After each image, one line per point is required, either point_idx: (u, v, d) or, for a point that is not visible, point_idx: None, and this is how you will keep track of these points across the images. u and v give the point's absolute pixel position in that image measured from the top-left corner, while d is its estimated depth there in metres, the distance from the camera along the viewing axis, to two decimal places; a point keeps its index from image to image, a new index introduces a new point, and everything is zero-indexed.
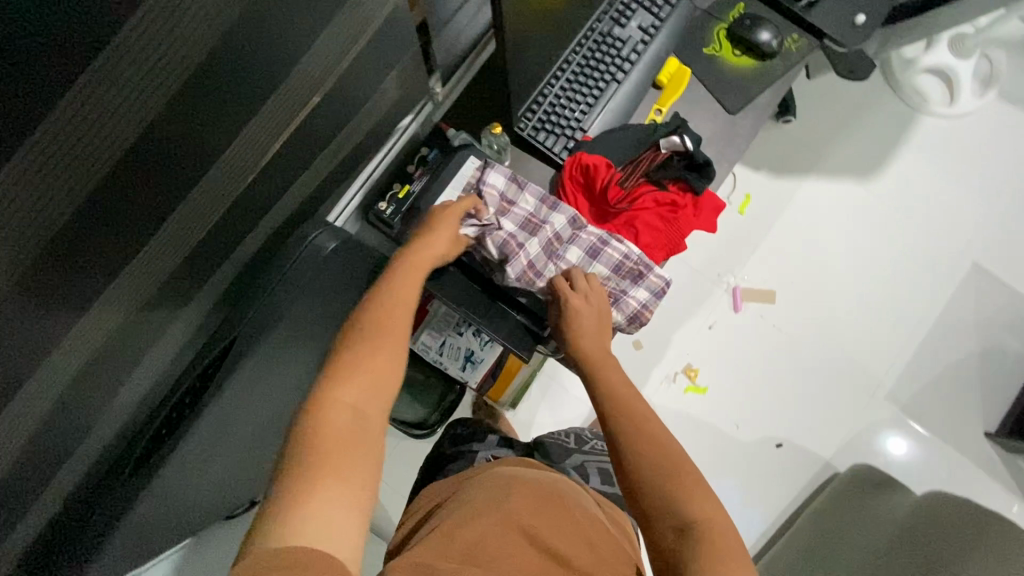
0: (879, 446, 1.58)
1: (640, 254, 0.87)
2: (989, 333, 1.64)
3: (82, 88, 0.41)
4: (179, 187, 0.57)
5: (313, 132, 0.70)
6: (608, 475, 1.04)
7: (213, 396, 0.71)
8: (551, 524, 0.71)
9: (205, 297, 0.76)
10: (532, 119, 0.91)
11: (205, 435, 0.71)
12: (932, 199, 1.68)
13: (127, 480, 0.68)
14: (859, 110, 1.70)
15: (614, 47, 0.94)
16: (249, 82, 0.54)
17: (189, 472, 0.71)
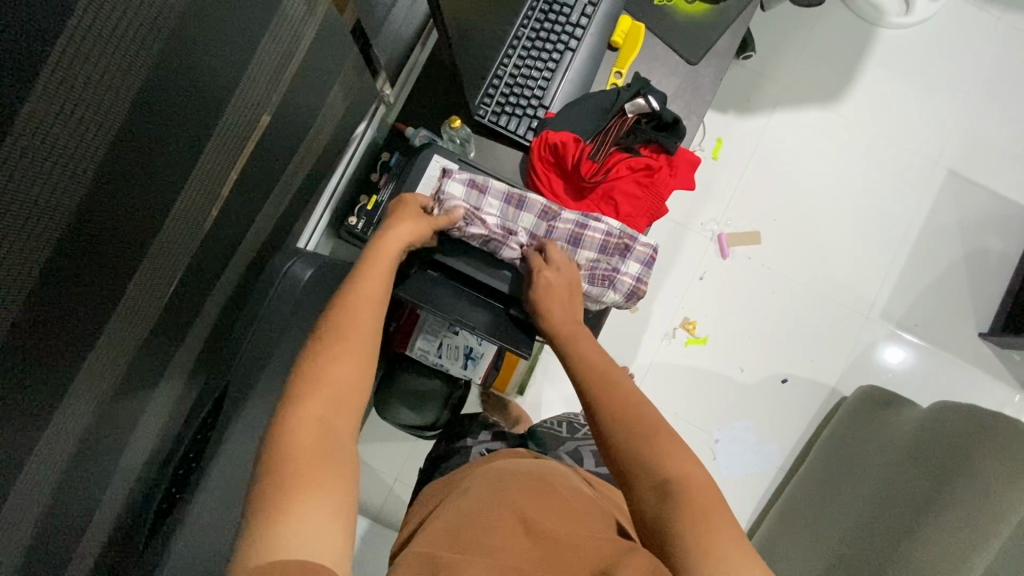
0: (882, 364, 1.61)
1: (622, 228, 0.85)
2: (973, 235, 1.65)
3: (13, 165, 0.36)
4: (128, 259, 0.52)
5: (268, 157, 0.67)
6: (600, 457, 1.07)
7: (218, 444, 0.67)
8: (545, 502, 0.71)
9: (190, 350, 0.72)
10: (490, 105, 0.87)
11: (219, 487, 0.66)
12: (901, 112, 1.67)
13: (149, 546, 0.64)
14: (818, 33, 1.67)
15: (562, 14, 0.89)
16: (193, 106, 0.50)
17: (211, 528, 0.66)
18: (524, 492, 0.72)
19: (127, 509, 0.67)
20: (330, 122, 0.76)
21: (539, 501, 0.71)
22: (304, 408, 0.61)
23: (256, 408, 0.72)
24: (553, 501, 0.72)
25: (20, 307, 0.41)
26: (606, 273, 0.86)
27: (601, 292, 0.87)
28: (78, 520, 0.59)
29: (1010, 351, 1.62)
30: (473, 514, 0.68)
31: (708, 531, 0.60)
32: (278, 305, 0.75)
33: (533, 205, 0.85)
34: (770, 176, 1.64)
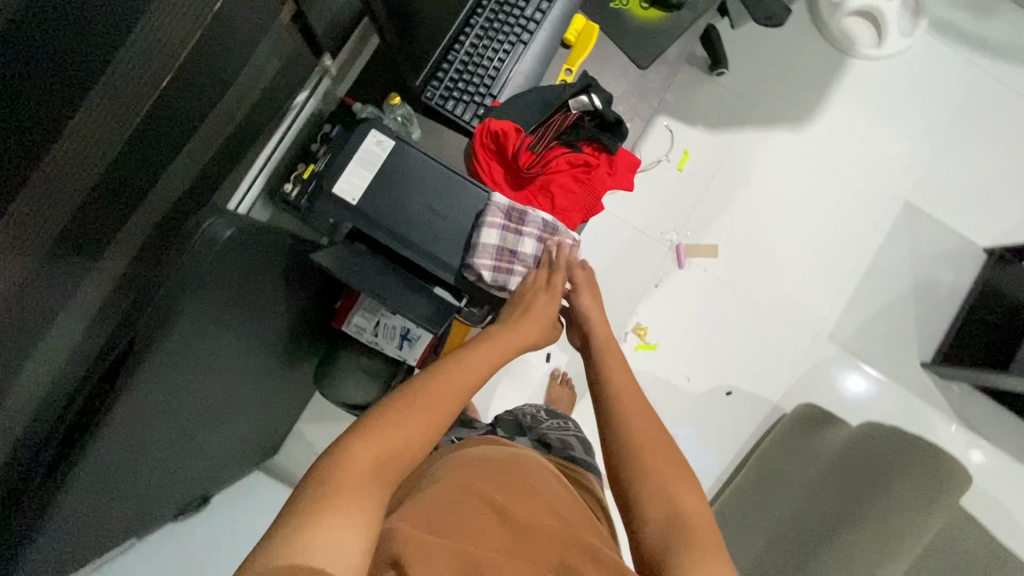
0: (825, 384, 1.65)
1: (552, 221, 0.87)
2: (923, 267, 1.70)
3: None
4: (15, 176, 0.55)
5: (171, 107, 0.71)
6: (566, 442, 1.07)
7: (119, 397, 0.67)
8: (515, 494, 0.71)
9: (97, 283, 0.75)
10: (438, 89, 0.88)
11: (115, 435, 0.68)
12: (865, 140, 1.71)
13: (37, 487, 0.64)
14: (791, 56, 1.70)
15: (517, 8, 0.91)
16: (90, 33, 0.55)
17: (99, 469, 0.69)
18: (494, 484, 0.71)
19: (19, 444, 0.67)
20: (253, 81, 0.81)
21: (516, 493, 0.71)
22: (368, 447, 0.63)
23: (167, 359, 0.73)
24: (530, 493, 0.72)
25: None
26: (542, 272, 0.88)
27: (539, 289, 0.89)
28: None
29: (949, 383, 1.66)
30: (446, 494, 0.66)
31: None
32: (190, 262, 0.72)
33: (481, 205, 0.82)
34: (733, 192, 1.67)
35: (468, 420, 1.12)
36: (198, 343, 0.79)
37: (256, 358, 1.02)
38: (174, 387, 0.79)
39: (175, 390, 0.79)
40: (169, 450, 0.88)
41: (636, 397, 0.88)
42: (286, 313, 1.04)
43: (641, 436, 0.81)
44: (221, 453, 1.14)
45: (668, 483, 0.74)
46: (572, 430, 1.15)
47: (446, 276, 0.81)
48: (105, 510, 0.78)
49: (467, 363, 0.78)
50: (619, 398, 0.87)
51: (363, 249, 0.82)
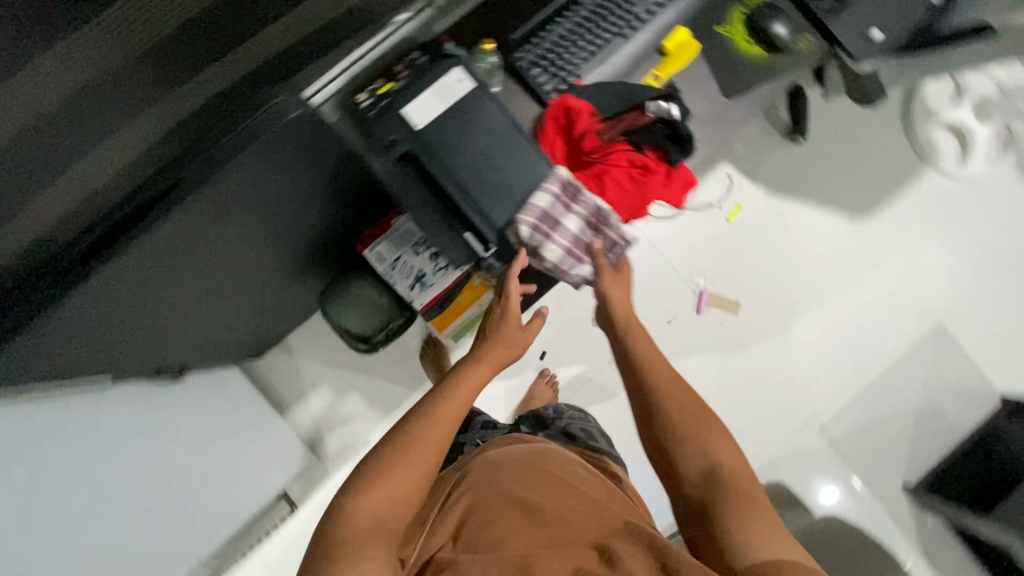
0: (801, 472, 1.62)
1: (601, 205, 0.88)
2: (936, 392, 1.66)
3: None
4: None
5: None
6: (586, 432, 1.16)
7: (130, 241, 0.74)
8: (537, 488, 0.81)
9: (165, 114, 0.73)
10: (529, 54, 0.90)
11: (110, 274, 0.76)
12: (917, 251, 1.69)
13: (51, 281, 0.75)
14: (872, 148, 1.70)
15: (628, 3, 0.93)
16: None
17: (100, 291, 0.78)
18: (516, 485, 0.82)
19: (43, 241, 0.75)
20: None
21: (540, 486, 0.82)
22: (380, 482, 0.76)
23: (203, 205, 0.76)
24: (561, 490, 0.81)
25: None
26: (580, 254, 0.90)
27: (572, 267, 0.90)
28: None
29: (926, 514, 1.61)
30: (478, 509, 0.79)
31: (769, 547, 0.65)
32: (250, 133, 0.72)
33: (546, 176, 0.83)
34: (772, 257, 1.65)
35: (492, 424, 1.20)
36: (231, 201, 0.81)
37: (276, 246, 1.04)
38: (200, 233, 0.83)
39: (200, 236, 0.84)
40: (177, 289, 0.93)
41: (655, 356, 0.88)
42: (316, 218, 1.06)
43: (666, 400, 0.82)
44: (211, 328, 1.16)
45: (697, 441, 0.77)
46: (588, 418, 1.23)
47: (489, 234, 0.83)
48: (116, 314, 0.87)
49: (444, 399, 0.87)
50: (641, 365, 0.87)
51: (411, 173, 0.85)
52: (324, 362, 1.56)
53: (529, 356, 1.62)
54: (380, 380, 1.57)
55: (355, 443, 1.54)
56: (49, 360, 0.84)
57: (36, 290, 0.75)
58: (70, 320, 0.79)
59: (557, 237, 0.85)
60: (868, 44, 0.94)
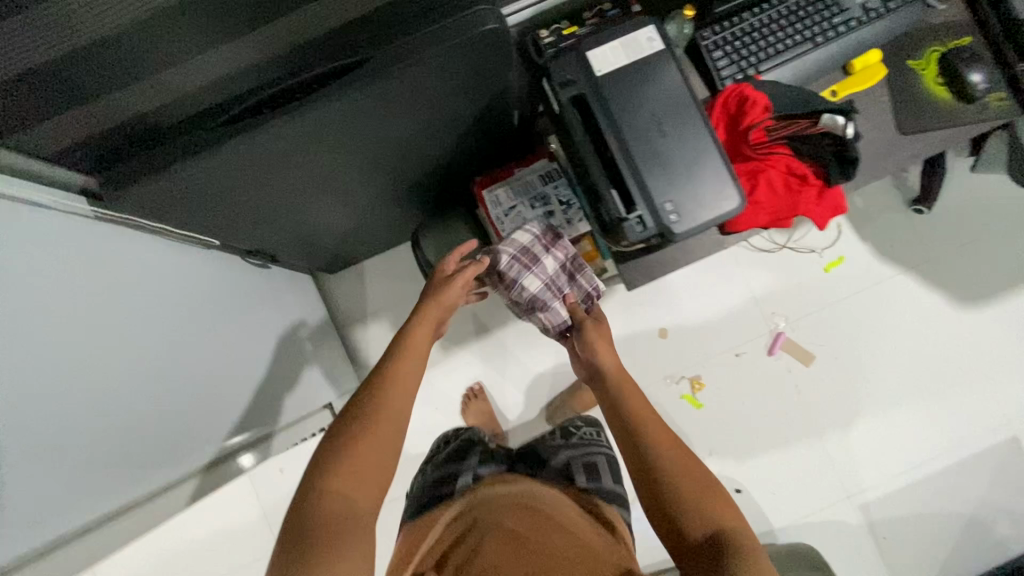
0: (830, 547, 1.55)
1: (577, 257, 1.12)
2: (989, 507, 1.58)
3: None
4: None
5: None
6: (591, 467, 1.13)
7: (305, 108, 0.75)
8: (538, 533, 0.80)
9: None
10: (716, 35, 0.89)
11: (286, 134, 0.78)
12: (1012, 358, 1.60)
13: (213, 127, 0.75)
14: (994, 239, 1.60)
15: (827, 11, 0.90)
16: None
17: (255, 150, 0.79)
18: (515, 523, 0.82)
19: (207, 89, 0.72)
20: None
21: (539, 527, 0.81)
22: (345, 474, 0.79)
23: (372, 97, 0.78)
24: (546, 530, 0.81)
25: None
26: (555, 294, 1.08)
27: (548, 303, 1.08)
28: (144, 49, 0.63)
29: None
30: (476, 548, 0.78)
31: None
32: (446, 37, 0.74)
33: (710, 170, 0.79)
34: (859, 321, 1.59)
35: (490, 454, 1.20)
36: (396, 100, 0.82)
37: (402, 160, 1.04)
38: (359, 122, 0.84)
39: (357, 125, 0.85)
40: (306, 171, 0.93)
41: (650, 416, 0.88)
42: (448, 146, 1.06)
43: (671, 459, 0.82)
44: (311, 226, 1.18)
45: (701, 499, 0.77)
46: (599, 446, 1.20)
47: (638, 208, 0.79)
48: (248, 179, 0.87)
49: (392, 358, 0.95)
50: (641, 421, 0.87)
51: (575, 117, 0.82)
52: (389, 295, 1.57)
53: None
54: None
55: None
56: (180, 205, 0.84)
57: (196, 133, 0.75)
58: (215, 172, 0.79)
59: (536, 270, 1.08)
60: None
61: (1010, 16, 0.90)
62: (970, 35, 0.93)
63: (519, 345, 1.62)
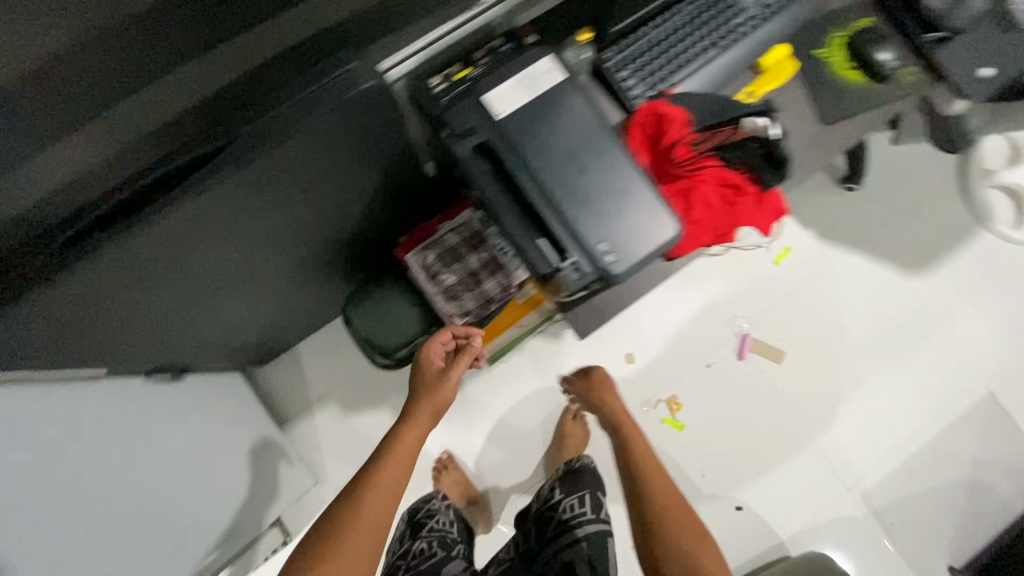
0: (841, 545, 1.49)
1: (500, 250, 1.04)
2: (985, 468, 1.56)
3: None
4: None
5: None
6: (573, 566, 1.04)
7: (167, 209, 0.65)
8: None
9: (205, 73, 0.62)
10: (617, 57, 0.84)
11: (152, 239, 0.66)
12: (967, 315, 1.61)
13: (60, 247, 0.63)
14: (924, 202, 1.63)
15: (724, 15, 0.87)
16: None
17: (118, 264, 0.67)
18: None
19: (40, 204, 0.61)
20: None
21: None
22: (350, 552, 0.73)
23: (246, 181, 0.68)
24: None
25: None
26: (468, 285, 1.04)
27: (461, 293, 1.04)
28: None
29: None
30: None
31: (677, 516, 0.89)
32: (319, 101, 0.66)
33: (641, 197, 0.72)
34: (818, 307, 1.56)
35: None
36: (279, 179, 0.72)
37: (310, 236, 0.93)
38: (244, 205, 0.73)
39: (246, 208, 0.74)
40: (197, 271, 0.81)
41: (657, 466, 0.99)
42: (358, 213, 0.96)
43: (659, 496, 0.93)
44: (221, 325, 1.04)
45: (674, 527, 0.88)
46: (586, 524, 1.11)
47: (572, 255, 0.71)
48: (129, 292, 0.74)
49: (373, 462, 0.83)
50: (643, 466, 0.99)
51: (485, 167, 0.75)
52: (333, 375, 1.43)
53: (554, 388, 1.50)
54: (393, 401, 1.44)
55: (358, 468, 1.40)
56: (48, 342, 0.70)
57: (36, 259, 0.63)
58: (72, 298, 0.67)
59: (447, 262, 1.05)
60: (977, 83, 0.88)
61: None
62: (870, 16, 0.91)
63: (483, 401, 1.50)
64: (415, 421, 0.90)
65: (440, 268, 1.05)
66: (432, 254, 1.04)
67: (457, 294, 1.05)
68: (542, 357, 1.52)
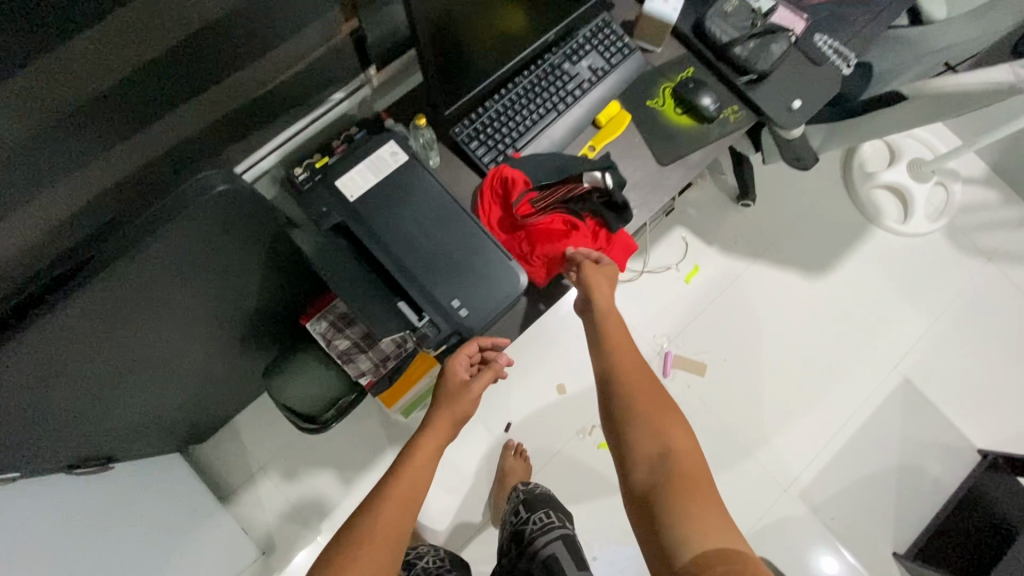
0: (786, 545, 1.54)
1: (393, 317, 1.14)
2: (913, 451, 1.64)
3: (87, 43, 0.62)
4: (46, 25, 0.58)
5: (198, 60, 0.73)
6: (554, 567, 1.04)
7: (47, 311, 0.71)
8: None
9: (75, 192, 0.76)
10: (468, 128, 0.93)
11: (36, 341, 0.72)
12: (874, 307, 1.72)
13: None
14: (817, 208, 1.76)
15: (560, 80, 0.98)
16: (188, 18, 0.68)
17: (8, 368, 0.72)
18: None
19: None
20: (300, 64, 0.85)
21: None
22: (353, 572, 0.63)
23: (121, 280, 0.76)
24: None
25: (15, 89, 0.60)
26: (364, 347, 1.12)
27: (358, 355, 1.12)
28: None
29: None
30: None
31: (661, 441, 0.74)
32: (177, 203, 0.74)
33: (483, 255, 0.81)
34: (732, 318, 1.66)
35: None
36: (156, 275, 0.80)
37: (210, 320, 1.01)
38: (125, 306, 0.81)
39: (130, 307, 0.82)
40: (98, 364, 0.87)
41: (662, 409, 0.77)
42: (256, 293, 1.03)
43: (657, 456, 0.72)
44: (141, 411, 1.09)
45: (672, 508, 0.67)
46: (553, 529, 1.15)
47: (426, 315, 0.80)
48: (25, 400, 0.80)
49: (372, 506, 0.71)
50: (637, 413, 0.77)
51: (343, 244, 0.83)
52: (273, 443, 1.47)
53: (492, 427, 1.54)
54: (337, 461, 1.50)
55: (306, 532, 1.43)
56: None
57: None
58: None
59: (344, 329, 1.13)
60: (791, 115, 1.00)
61: (715, 44, 1.00)
62: (693, 66, 1.03)
63: None
64: (431, 433, 0.82)
65: (338, 334, 1.13)
66: (332, 323, 1.13)
67: (353, 357, 1.13)
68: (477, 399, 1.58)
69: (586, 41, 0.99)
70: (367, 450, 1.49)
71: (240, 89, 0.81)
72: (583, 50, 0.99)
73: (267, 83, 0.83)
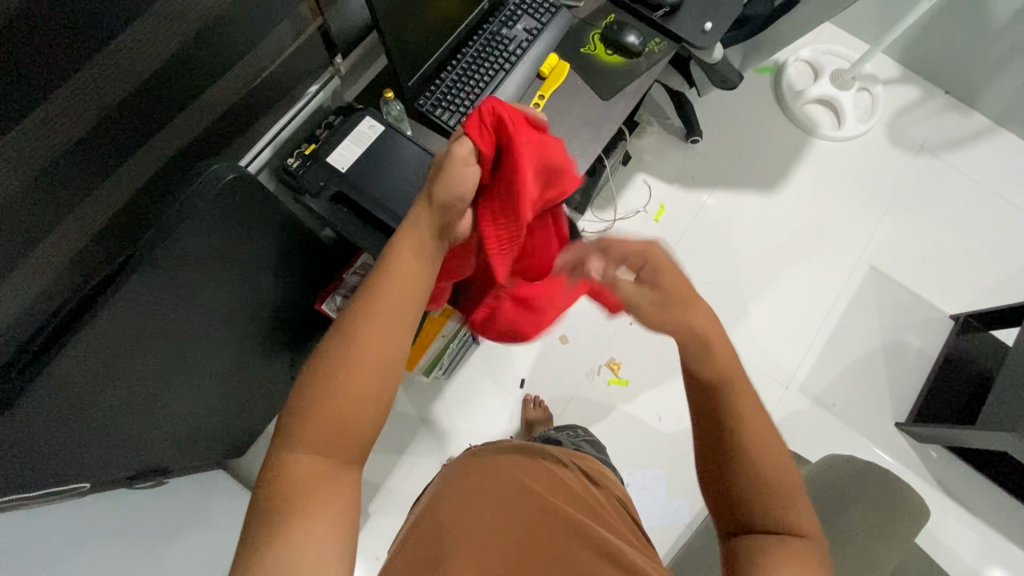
0: (797, 436, 1.67)
1: None
2: (895, 329, 1.77)
3: (108, 63, 0.78)
4: (75, 52, 0.73)
5: (185, 74, 0.90)
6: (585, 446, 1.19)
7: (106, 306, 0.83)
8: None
9: (100, 204, 0.91)
10: (430, 99, 1.06)
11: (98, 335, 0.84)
12: (829, 209, 1.87)
13: (27, 362, 0.80)
14: (757, 132, 1.92)
15: (502, 45, 1.11)
16: (175, 35, 0.84)
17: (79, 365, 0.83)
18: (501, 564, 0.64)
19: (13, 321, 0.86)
20: (264, 71, 1.04)
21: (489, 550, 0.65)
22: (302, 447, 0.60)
23: (157, 276, 0.87)
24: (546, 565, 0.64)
25: (58, 108, 0.76)
26: None
27: None
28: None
29: (926, 447, 1.67)
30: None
31: (786, 505, 0.61)
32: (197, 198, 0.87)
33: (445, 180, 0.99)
34: (707, 249, 1.81)
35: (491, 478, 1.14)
36: (188, 270, 0.92)
37: (240, 319, 1.11)
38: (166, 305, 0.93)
39: (170, 303, 0.94)
40: (150, 369, 0.98)
41: (785, 476, 0.61)
42: (274, 288, 1.14)
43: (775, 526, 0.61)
44: (192, 422, 1.19)
45: None
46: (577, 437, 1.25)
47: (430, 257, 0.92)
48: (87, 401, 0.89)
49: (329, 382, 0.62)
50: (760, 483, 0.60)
51: (345, 212, 0.95)
52: None
53: (507, 388, 1.65)
54: (374, 447, 1.60)
55: (358, 515, 1.55)
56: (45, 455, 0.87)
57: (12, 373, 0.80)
58: (54, 400, 0.83)
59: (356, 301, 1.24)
60: (706, 36, 1.14)
61: None
62: (613, 12, 1.17)
63: (452, 424, 1.63)
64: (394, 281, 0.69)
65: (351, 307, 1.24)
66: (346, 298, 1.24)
67: None
68: (489, 367, 1.67)
69: (517, 8, 1.13)
70: (398, 433, 1.61)
71: (219, 98, 0.99)
72: (516, 16, 1.13)
73: (239, 91, 1.01)
